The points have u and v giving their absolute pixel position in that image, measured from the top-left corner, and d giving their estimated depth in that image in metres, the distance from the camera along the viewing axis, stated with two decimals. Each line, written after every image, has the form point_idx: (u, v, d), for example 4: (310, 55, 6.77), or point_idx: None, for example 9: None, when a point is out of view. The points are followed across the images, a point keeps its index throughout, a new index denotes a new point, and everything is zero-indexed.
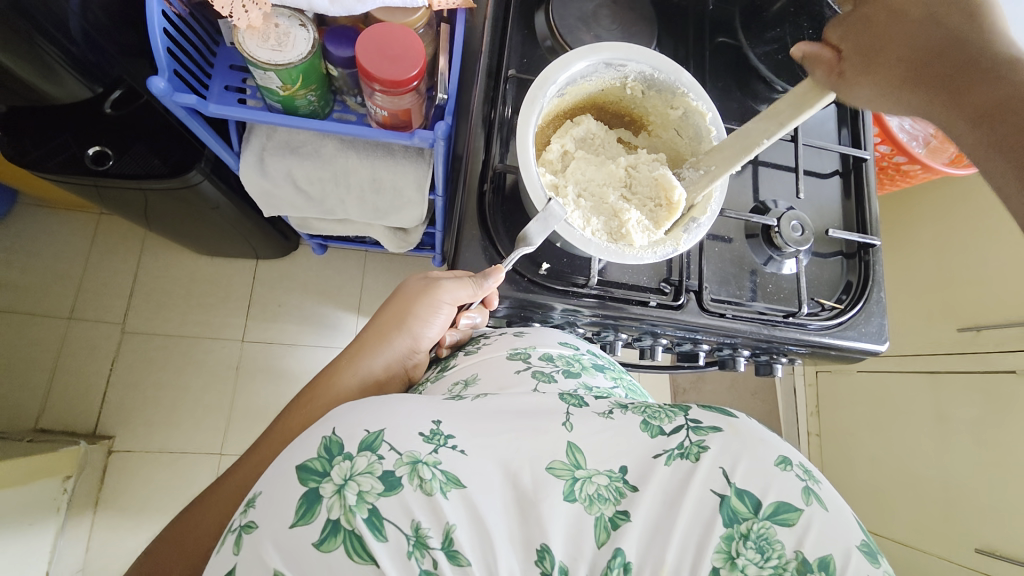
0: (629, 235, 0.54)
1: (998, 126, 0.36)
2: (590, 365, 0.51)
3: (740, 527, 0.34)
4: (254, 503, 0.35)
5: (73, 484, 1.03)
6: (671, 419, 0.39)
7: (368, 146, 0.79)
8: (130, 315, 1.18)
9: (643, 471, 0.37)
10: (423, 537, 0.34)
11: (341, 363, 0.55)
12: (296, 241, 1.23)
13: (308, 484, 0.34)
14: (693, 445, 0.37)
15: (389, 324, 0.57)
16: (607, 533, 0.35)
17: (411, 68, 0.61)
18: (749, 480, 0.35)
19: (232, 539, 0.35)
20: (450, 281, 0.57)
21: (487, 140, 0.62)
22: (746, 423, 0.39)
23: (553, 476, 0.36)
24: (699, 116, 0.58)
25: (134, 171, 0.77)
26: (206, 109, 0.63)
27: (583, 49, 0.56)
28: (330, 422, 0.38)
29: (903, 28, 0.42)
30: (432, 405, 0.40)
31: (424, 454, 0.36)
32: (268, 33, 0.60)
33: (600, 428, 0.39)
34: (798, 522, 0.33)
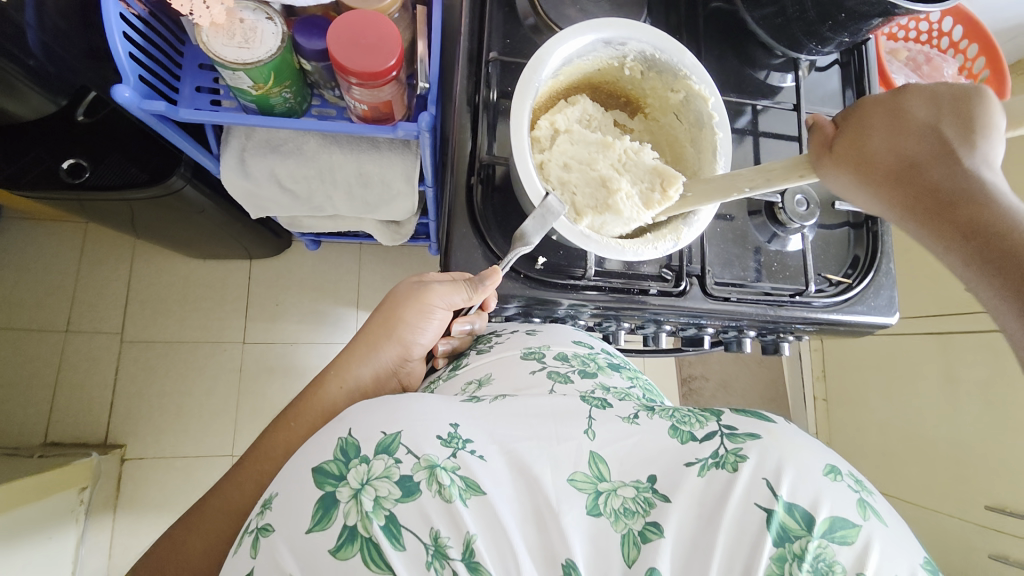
0: (616, 205, 0.51)
1: (979, 249, 0.36)
2: (606, 365, 0.50)
3: (793, 546, 0.33)
4: (271, 504, 0.35)
5: (90, 493, 1.05)
6: (703, 426, 0.39)
7: (352, 141, 0.76)
8: (128, 324, 1.18)
9: (673, 480, 0.37)
10: (443, 545, 0.33)
11: (330, 371, 0.53)
12: (288, 239, 1.20)
13: (325, 487, 0.34)
14: (730, 453, 0.37)
15: (377, 331, 0.55)
16: (637, 549, 0.34)
17: (388, 58, 0.57)
18: (798, 493, 0.34)
19: (249, 541, 0.35)
20: (442, 286, 0.54)
21: (474, 128, 0.58)
22: (785, 430, 0.38)
23: (576, 488, 0.36)
24: (701, 100, 0.54)
25: (112, 182, 0.74)
26: (177, 115, 0.60)
27: (583, 25, 0.52)
28: (346, 424, 0.38)
29: (908, 128, 0.41)
30: (449, 407, 0.40)
31: (442, 459, 0.36)
32: (233, 29, 0.57)
33: (624, 433, 0.39)
34: (858, 540, 0.33)
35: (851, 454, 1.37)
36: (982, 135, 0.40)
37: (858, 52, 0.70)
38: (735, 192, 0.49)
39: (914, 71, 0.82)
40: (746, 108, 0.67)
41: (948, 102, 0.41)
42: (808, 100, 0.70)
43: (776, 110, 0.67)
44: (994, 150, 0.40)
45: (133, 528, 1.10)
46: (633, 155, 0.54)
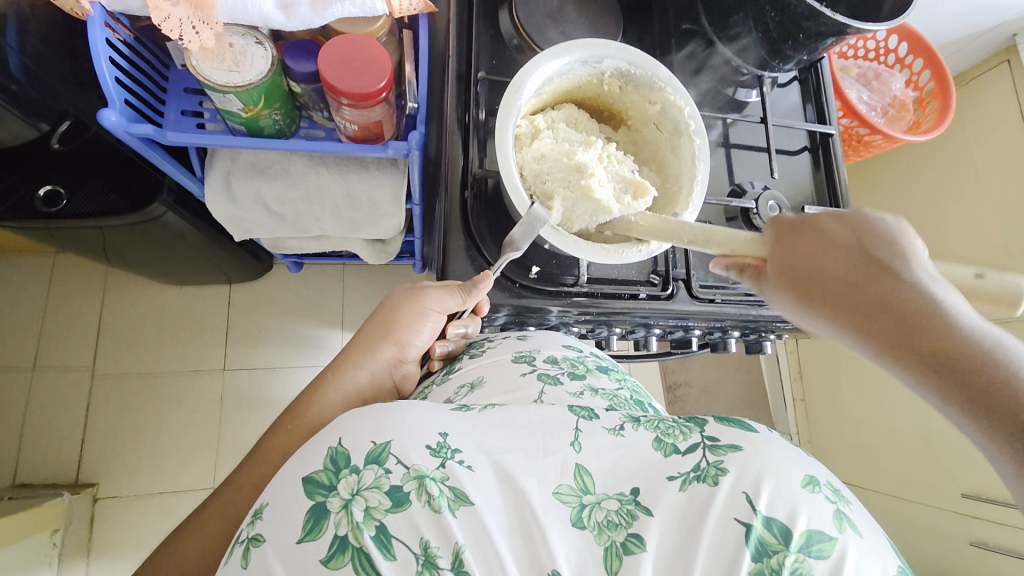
0: (591, 189, 0.52)
1: (953, 379, 0.35)
2: (595, 367, 0.52)
3: (770, 561, 0.34)
4: (261, 515, 0.35)
5: (62, 537, 1.00)
6: (686, 437, 0.40)
7: (340, 161, 0.76)
8: (100, 356, 1.13)
9: (654, 493, 0.37)
10: (432, 555, 0.34)
11: (326, 376, 0.53)
12: (269, 262, 1.19)
13: (315, 498, 0.34)
14: (711, 466, 0.37)
15: (374, 335, 0.56)
16: (619, 560, 0.35)
17: (378, 79, 0.59)
18: (775, 506, 0.35)
19: (239, 552, 0.34)
20: (437, 291, 0.56)
21: (465, 144, 0.60)
22: (767, 440, 0.39)
23: (560, 502, 0.36)
24: (677, 109, 0.58)
25: (89, 210, 0.73)
26: (165, 138, 0.60)
27: (557, 49, 0.55)
28: (336, 433, 0.38)
29: (833, 251, 0.43)
30: (438, 416, 0.40)
31: (431, 470, 0.36)
32: (223, 54, 0.58)
33: (609, 446, 0.39)
34: (833, 553, 0.34)
35: (832, 451, 1.42)
36: (901, 251, 0.41)
37: (815, 69, 0.76)
38: (676, 242, 0.52)
39: (866, 86, 0.89)
40: (717, 122, 0.72)
41: (862, 225, 0.44)
42: (774, 113, 0.75)
43: (745, 123, 0.72)
44: (919, 263, 0.41)
45: (107, 572, 1.04)
46: (611, 160, 0.57)
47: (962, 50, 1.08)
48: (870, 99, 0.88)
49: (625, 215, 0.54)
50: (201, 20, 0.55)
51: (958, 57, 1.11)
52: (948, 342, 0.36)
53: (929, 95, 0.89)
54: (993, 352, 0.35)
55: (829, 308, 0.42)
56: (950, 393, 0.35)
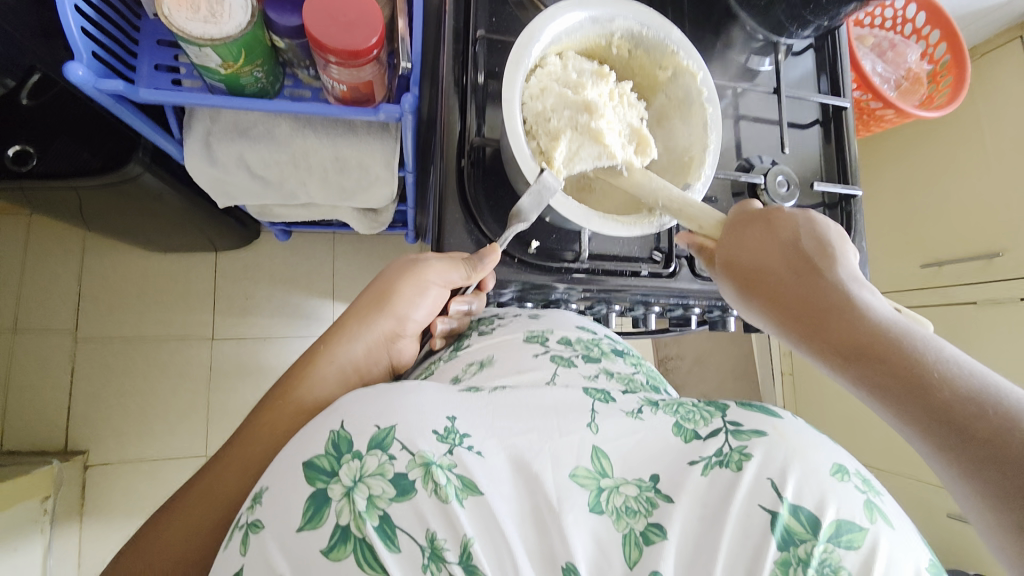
0: (603, 134, 0.50)
1: (861, 365, 0.35)
2: (609, 350, 0.50)
3: (798, 550, 0.32)
4: (260, 500, 0.34)
5: (54, 502, 1.00)
6: (707, 422, 0.38)
7: (327, 124, 0.71)
8: (83, 322, 1.10)
9: (674, 479, 0.36)
10: (439, 548, 0.32)
11: (320, 347, 0.50)
12: (256, 228, 1.15)
13: (316, 484, 0.33)
14: (734, 451, 0.36)
15: (371, 306, 0.53)
16: (639, 550, 0.34)
17: (370, 35, 0.55)
18: (803, 494, 0.33)
19: (238, 538, 0.33)
20: (439, 262, 0.53)
21: (462, 107, 0.57)
22: (794, 425, 0.37)
23: (577, 484, 0.35)
24: (690, 76, 0.54)
25: (63, 169, 0.68)
26: (137, 96, 0.55)
27: (571, 2, 0.51)
28: (338, 416, 0.36)
29: (776, 245, 0.44)
30: (447, 400, 0.39)
31: (438, 456, 0.34)
32: (198, 2, 0.53)
33: (626, 430, 0.38)
34: (864, 544, 0.32)
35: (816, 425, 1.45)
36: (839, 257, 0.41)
37: (831, 37, 0.72)
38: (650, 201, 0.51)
39: (880, 57, 0.86)
40: (728, 91, 0.68)
41: (808, 227, 0.44)
42: (787, 82, 0.72)
43: (756, 93, 0.69)
44: (855, 269, 0.41)
45: (103, 535, 1.05)
46: (622, 101, 0.54)
47: (981, 20, 1.04)
48: (884, 71, 0.85)
49: (621, 164, 0.52)
50: None
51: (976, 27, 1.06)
52: (864, 333, 0.35)
53: (944, 69, 0.85)
54: (905, 342, 0.34)
55: (764, 295, 0.43)
56: (862, 379, 0.34)
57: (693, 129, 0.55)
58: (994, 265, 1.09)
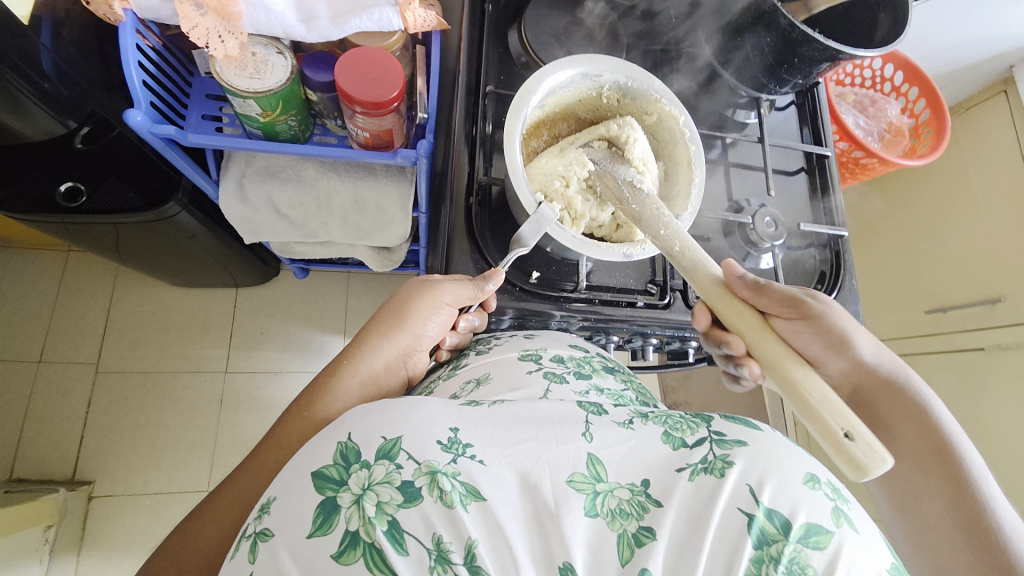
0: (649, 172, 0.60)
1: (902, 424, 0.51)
2: (600, 367, 0.53)
3: (770, 549, 0.34)
4: (269, 509, 0.35)
5: (55, 532, 1.00)
6: (693, 432, 0.40)
7: (350, 169, 0.78)
8: (105, 354, 1.15)
9: (664, 484, 0.37)
10: (445, 551, 0.33)
11: (343, 361, 0.53)
12: (276, 267, 1.21)
13: (325, 493, 0.34)
14: (718, 459, 0.37)
15: (387, 323, 0.56)
16: (631, 549, 0.35)
17: (391, 90, 0.62)
18: (778, 499, 0.35)
19: (247, 546, 0.34)
20: (451, 283, 0.57)
21: (471, 155, 0.63)
22: (771, 436, 0.39)
23: (574, 489, 0.36)
24: (673, 119, 0.60)
25: (109, 206, 0.75)
26: (184, 139, 0.63)
27: (563, 61, 0.58)
28: (345, 428, 0.38)
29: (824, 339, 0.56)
30: (449, 411, 0.40)
31: (443, 464, 0.35)
32: (246, 62, 0.61)
33: (620, 438, 0.39)
34: (830, 545, 0.34)
35: None
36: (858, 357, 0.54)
37: (811, 94, 0.79)
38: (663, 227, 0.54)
39: (863, 112, 0.92)
40: (717, 141, 0.74)
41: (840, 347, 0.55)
42: (772, 135, 0.78)
43: (743, 143, 0.74)
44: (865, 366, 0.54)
45: (96, 572, 1.03)
46: None
47: (958, 81, 1.12)
48: (868, 124, 0.91)
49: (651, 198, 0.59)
50: (228, 30, 0.59)
51: (955, 85, 1.14)
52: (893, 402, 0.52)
53: (925, 122, 0.91)
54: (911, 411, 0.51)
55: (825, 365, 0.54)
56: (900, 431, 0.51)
57: (682, 167, 0.60)
58: (997, 310, 1.08)
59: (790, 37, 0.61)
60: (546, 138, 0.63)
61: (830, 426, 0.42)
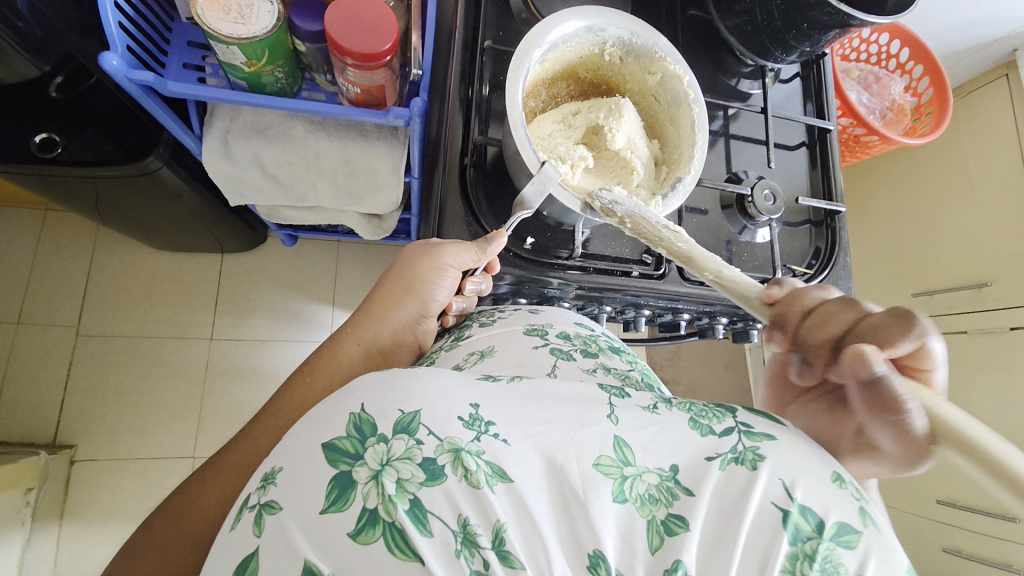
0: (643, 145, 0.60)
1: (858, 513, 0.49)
2: (606, 347, 0.52)
3: (805, 545, 0.33)
4: (274, 480, 0.33)
5: (37, 495, 0.99)
6: (720, 420, 0.39)
7: (340, 128, 0.75)
8: (86, 317, 1.12)
9: (695, 473, 0.36)
10: (472, 534, 0.32)
11: (347, 328, 0.53)
12: (263, 233, 1.18)
13: (339, 466, 0.32)
14: (748, 451, 0.36)
15: (394, 290, 0.56)
16: (661, 538, 0.34)
17: (383, 41, 0.59)
18: (812, 495, 0.34)
19: (252, 518, 0.32)
20: (454, 244, 0.55)
21: (466, 118, 0.61)
22: (796, 435, 0.39)
23: (602, 473, 0.34)
24: (676, 79, 0.58)
25: (85, 158, 0.72)
26: (164, 88, 0.59)
27: (568, 11, 0.55)
28: (358, 398, 0.35)
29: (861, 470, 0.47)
30: (465, 386, 0.37)
31: (466, 442, 0.33)
32: (229, 5, 0.57)
33: (647, 423, 0.38)
34: (860, 546, 0.33)
35: None
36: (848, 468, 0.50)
37: (816, 66, 0.77)
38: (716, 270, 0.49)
39: (866, 89, 0.91)
40: (719, 112, 0.72)
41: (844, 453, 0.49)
42: (774, 106, 0.76)
43: (745, 114, 0.72)
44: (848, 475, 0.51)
45: (82, 534, 1.03)
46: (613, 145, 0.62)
47: (962, 62, 1.10)
48: (870, 102, 0.90)
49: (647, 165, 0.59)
50: None
51: (960, 67, 1.12)
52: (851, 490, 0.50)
53: (928, 102, 0.90)
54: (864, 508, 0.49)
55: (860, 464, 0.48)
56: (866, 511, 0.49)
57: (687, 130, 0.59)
58: (984, 294, 1.12)
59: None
60: (543, 98, 0.61)
61: None
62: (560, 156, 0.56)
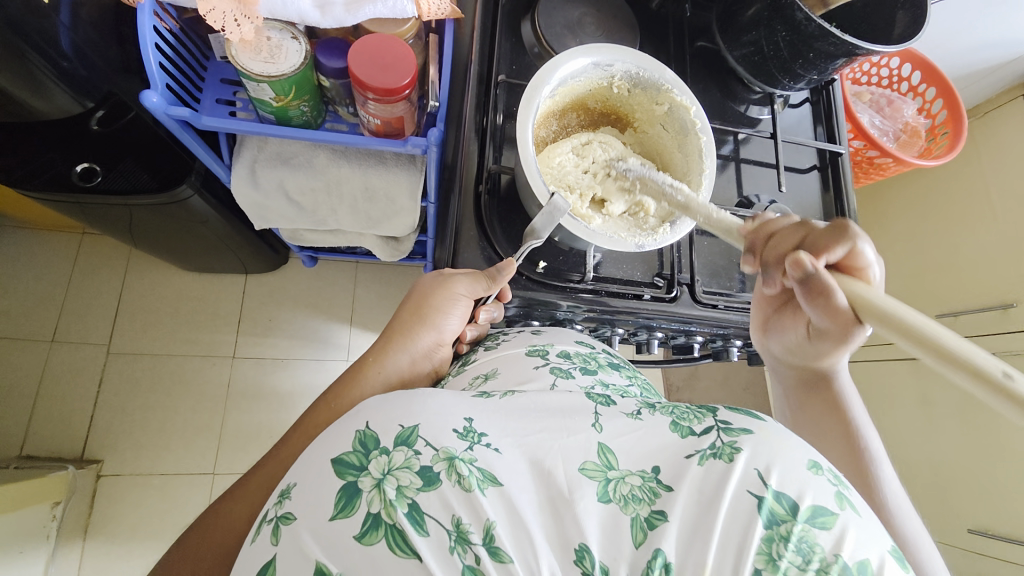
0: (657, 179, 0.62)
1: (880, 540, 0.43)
2: (605, 363, 0.53)
3: (780, 528, 0.33)
4: (289, 494, 0.35)
5: (63, 509, 1.02)
6: (700, 421, 0.39)
7: (360, 156, 0.78)
8: (115, 335, 1.16)
9: (676, 471, 0.36)
10: (465, 532, 0.32)
11: (369, 359, 0.54)
12: (285, 254, 1.22)
13: (346, 478, 0.33)
14: (726, 444, 0.37)
15: (411, 321, 0.57)
16: (644, 533, 0.34)
17: (403, 77, 0.62)
18: (787, 482, 0.34)
19: (269, 529, 0.34)
20: (465, 276, 0.57)
21: (481, 146, 0.64)
22: (775, 426, 0.38)
23: (586, 477, 0.35)
24: (684, 110, 0.60)
25: (122, 187, 0.77)
26: (199, 121, 0.63)
27: (576, 50, 0.58)
28: (363, 417, 0.37)
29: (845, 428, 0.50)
30: (464, 403, 0.39)
31: (460, 450, 0.34)
32: (260, 46, 0.62)
33: (627, 429, 0.38)
34: (836, 526, 0.33)
35: None
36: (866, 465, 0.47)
37: (827, 91, 0.78)
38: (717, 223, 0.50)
39: (878, 112, 0.91)
40: (729, 137, 0.73)
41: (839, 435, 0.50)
42: (784, 131, 0.77)
43: (755, 139, 0.73)
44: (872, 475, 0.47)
45: (104, 549, 1.05)
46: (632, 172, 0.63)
47: (978, 83, 1.10)
48: (882, 124, 0.90)
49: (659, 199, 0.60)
50: (243, 13, 0.59)
51: (975, 88, 1.11)
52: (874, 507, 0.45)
53: (942, 123, 0.90)
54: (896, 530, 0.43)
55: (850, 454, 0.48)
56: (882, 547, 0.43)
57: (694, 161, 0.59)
58: (1010, 315, 1.07)
59: (805, 31, 0.61)
60: (555, 128, 0.64)
61: (984, 367, 0.31)
62: (570, 185, 0.59)
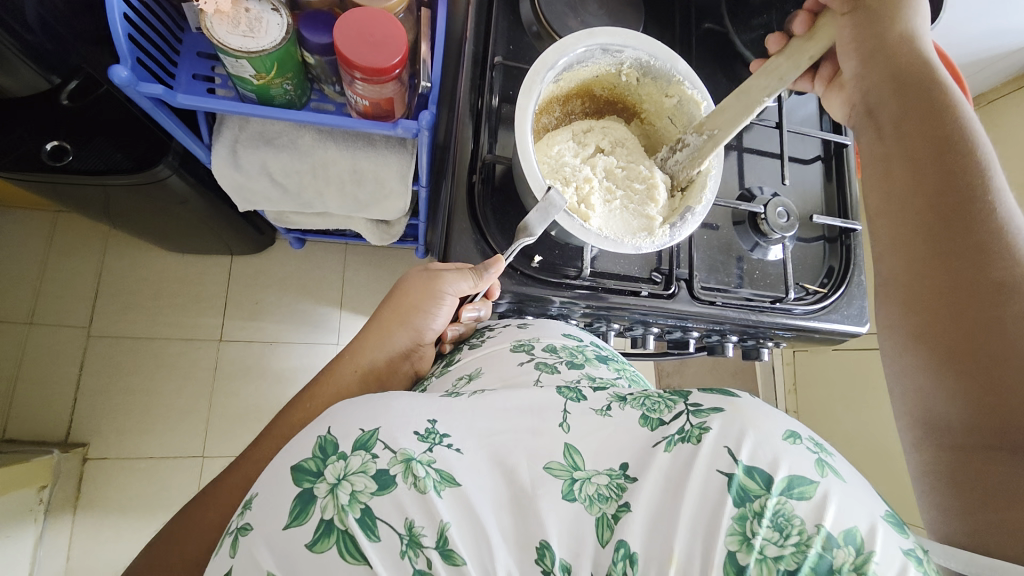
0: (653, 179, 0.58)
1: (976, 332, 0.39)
2: (592, 357, 0.51)
3: (753, 505, 0.31)
4: (251, 504, 0.33)
5: (50, 492, 1.01)
6: (671, 408, 0.37)
7: (348, 138, 0.75)
8: (96, 318, 1.13)
9: (642, 461, 0.35)
10: (417, 535, 0.31)
11: (345, 354, 0.54)
12: (271, 235, 1.18)
13: (303, 484, 0.32)
14: (694, 427, 0.35)
15: (389, 319, 0.56)
16: (610, 531, 0.33)
17: (393, 56, 0.58)
18: (758, 455, 0.33)
19: (230, 541, 0.33)
20: (450, 273, 0.55)
21: (476, 130, 0.60)
22: (750, 402, 0.36)
23: (551, 476, 0.34)
24: (694, 104, 0.58)
25: (95, 167, 0.72)
26: (173, 100, 0.59)
27: (584, 34, 0.55)
28: (326, 422, 0.35)
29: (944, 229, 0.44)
30: (428, 402, 0.38)
31: (418, 453, 0.33)
32: (238, 18, 0.57)
33: (597, 426, 0.36)
34: (816, 494, 0.31)
35: None
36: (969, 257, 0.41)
37: None
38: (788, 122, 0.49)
39: None
40: None
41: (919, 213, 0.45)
42: (790, 119, 0.74)
43: (759, 127, 0.71)
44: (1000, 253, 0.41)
45: (92, 530, 1.04)
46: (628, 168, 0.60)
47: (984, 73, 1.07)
48: None
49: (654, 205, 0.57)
50: None
51: (977, 77, 1.05)
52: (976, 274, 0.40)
53: None
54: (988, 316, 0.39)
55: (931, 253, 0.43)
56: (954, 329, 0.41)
57: (732, 113, 0.53)
58: None
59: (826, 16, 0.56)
60: (557, 114, 0.61)
61: None
62: (565, 177, 0.56)
